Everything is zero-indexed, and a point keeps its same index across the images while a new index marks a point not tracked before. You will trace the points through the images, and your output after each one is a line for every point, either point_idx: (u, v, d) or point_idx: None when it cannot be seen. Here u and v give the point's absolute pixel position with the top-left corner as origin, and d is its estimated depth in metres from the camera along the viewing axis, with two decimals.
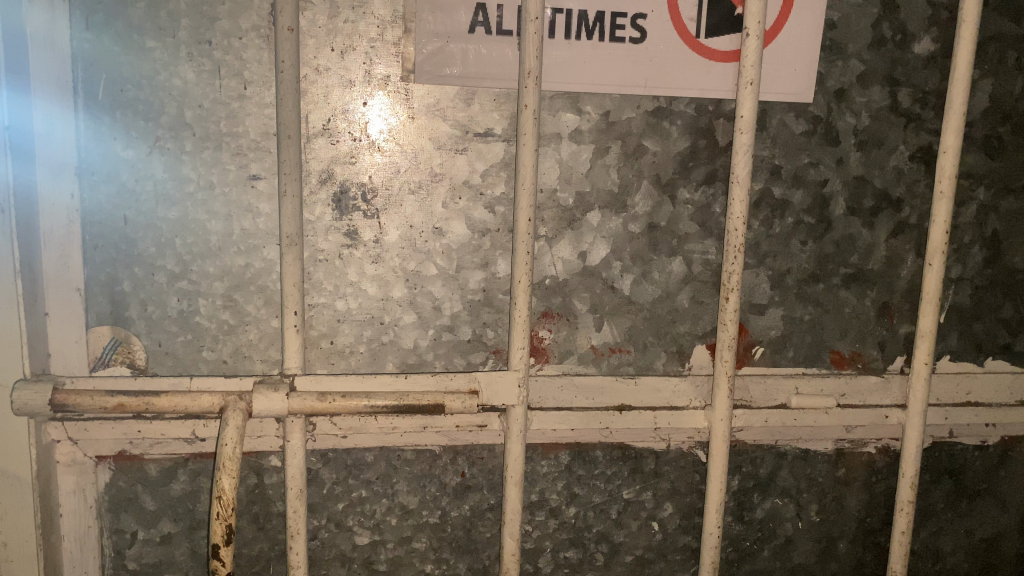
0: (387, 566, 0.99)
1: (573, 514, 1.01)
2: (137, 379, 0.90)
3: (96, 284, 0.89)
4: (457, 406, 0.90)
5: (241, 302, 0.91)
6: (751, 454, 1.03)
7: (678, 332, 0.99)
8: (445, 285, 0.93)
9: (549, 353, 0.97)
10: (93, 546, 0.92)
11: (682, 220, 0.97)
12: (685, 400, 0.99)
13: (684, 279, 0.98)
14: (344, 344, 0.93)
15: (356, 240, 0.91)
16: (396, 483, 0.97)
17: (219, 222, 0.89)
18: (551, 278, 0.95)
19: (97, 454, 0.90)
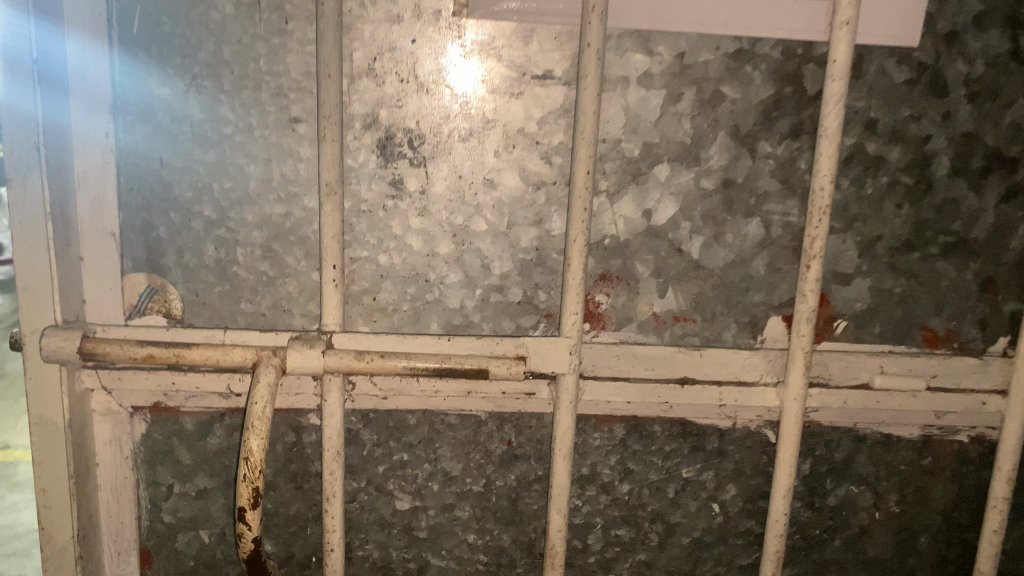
0: (427, 533, 0.95)
1: (626, 491, 0.95)
2: (172, 329, 0.86)
3: (133, 229, 0.85)
4: (502, 373, 0.84)
5: (281, 253, 0.86)
6: (825, 437, 0.94)
7: (751, 302, 0.90)
8: (495, 242, 0.86)
9: (606, 319, 0.89)
10: (129, 496, 0.91)
11: (761, 177, 0.87)
12: (755, 375, 0.90)
13: (760, 243, 0.89)
14: (387, 301, 0.87)
15: (401, 190, 0.85)
16: (438, 449, 0.92)
17: (258, 166, 0.84)
18: (612, 238, 0.87)
19: (132, 405, 0.88)
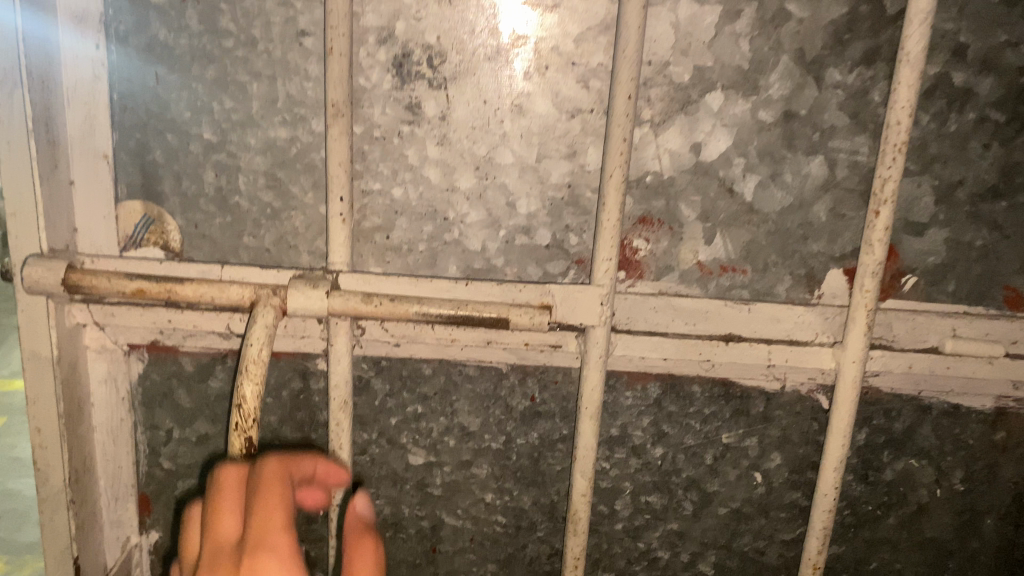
0: (442, 490, 0.88)
1: (659, 455, 0.87)
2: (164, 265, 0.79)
3: (127, 153, 0.78)
4: (524, 323, 0.75)
5: (286, 183, 0.78)
6: (885, 405, 0.84)
7: (809, 253, 0.80)
8: (522, 177, 0.77)
9: (644, 267, 0.80)
10: (126, 440, 0.86)
11: (828, 110, 0.76)
12: (809, 334, 0.81)
13: (823, 186, 0.78)
14: (401, 240, 0.79)
15: (418, 115, 0.76)
16: (455, 401, 0.85)
17: (261, 85, 0.75)
18: (654, 175, 0.78)
19: (129, 342, 0.82)
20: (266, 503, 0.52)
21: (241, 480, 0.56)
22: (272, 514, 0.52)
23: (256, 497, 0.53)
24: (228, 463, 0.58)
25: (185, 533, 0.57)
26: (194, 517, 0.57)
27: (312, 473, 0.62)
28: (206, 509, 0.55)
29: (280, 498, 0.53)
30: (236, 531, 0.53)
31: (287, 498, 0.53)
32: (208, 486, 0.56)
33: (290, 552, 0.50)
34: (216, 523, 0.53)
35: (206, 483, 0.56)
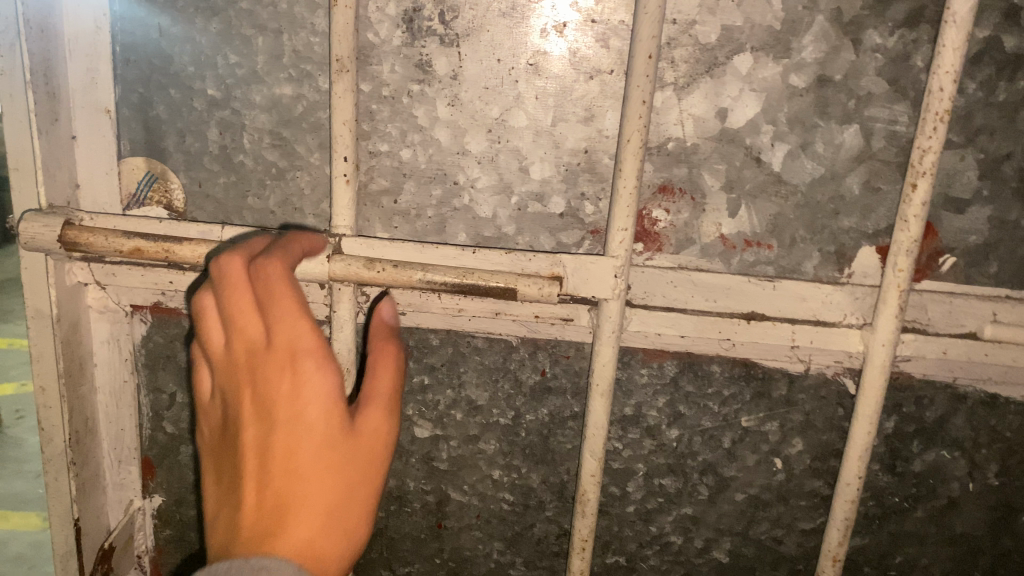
0: (448, 464, 0.85)
1: (674, 437, 0.83)
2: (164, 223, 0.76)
3: (130, 107, 0.75)
4: (533, 294, 0.72)
5: (292, 142, 0.75)
6: (916, 393, 0.80)
7: (840, 228, 0.75)
8: (536, 141, 0.74)
9: (663, 239, 0.76)
10: (129, 402, 0.85)
11: (866, 75, 0.71)
12: (837, 315, 0.76)
13: (857, 157, 0.73)
14: (409, 205, 0.76)
15: (429, 74, 0.73)
16: (463, 373, 0.82)
17: (266, 39, 0.72)
18: (676, 142, 0.73)
19: (131, 304, 0.81)
20: (288, 316, 0.60)
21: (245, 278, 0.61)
22: (296, 329, 0.60)
23: (277, 311, 0.61)
24: (231, 258, 0.62)
25: (204, 321, 0.64)
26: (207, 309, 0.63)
27: (301, 252, 0.68)
28: (229, 311, 0.62)
29: (300, 312, 0.61)
30: (262, 334, 0.61)
31: (306, 310, 0.61)
32: (222, 287, 0.62)
33: (325, 359, 0.60)
34: (243, 323, 0.61)
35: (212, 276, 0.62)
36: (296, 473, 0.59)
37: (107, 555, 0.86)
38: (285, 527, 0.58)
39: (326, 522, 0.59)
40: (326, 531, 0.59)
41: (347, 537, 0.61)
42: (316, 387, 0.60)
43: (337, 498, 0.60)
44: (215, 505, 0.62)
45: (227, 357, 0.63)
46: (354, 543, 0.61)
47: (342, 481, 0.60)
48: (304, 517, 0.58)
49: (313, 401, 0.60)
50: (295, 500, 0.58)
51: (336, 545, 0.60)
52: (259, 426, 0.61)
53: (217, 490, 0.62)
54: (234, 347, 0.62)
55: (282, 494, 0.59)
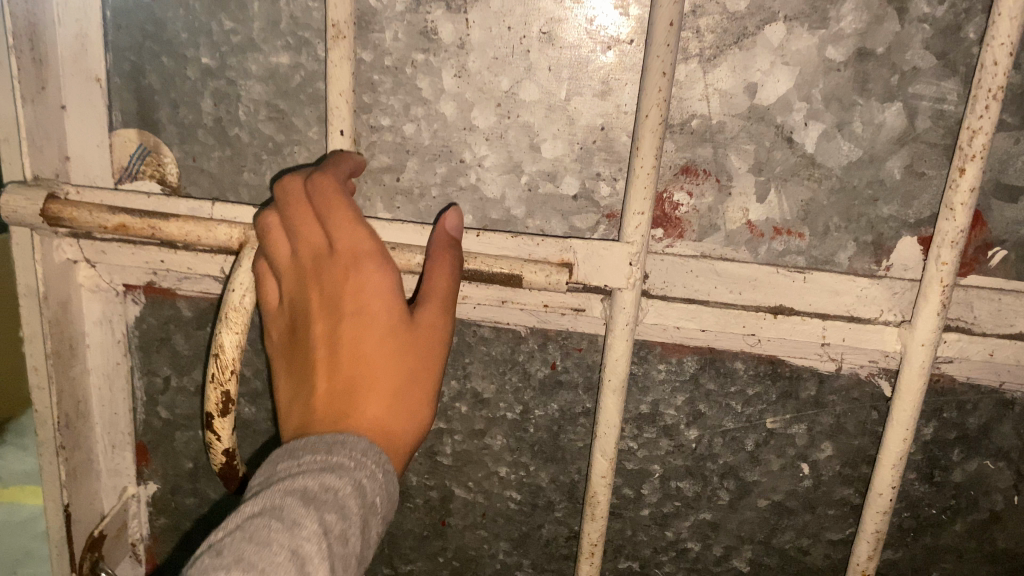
0: (452, 460, 0.81)
1: (693, 438, 0.77)
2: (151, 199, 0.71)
3: (122, 75, 0.72)
4: (539, 281, 0.67)
5: (289, 114, 0.70)
6: (958, 397, 0.73)
7: (878, 216, 0.69)
8: (548, 116, 0.69)
9: (684, 225, 0.71)
10: (123, 385, 0.81)
11: (911, 48, 0.64)
12: (873, 310, 0.70)
13: (899, 139, 0.67)
14: (412, 183, 0.72)
15: (434, 43, 0.68)
16: (469, 364, 0.77)
17: (262, 4, 0.68)
18: (700, 120, 0.68)
19: (125, 283, 0.77)
20: (348, 225, 0.62)
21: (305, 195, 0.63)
22: (357, 236, 0.62)
23: (337, 219, 0.62)
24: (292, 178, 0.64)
25: (268, 238, 0.65)
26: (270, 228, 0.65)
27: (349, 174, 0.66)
28: (292, 224, 0.64)
29: (358, 221, 0.62)
30: (326, 242, 0.63)
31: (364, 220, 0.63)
32: (286, 203, 0.64)
33: (386, 259, 0.62)
34: (309, 232, 0.64)
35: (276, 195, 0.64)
36: (363, 360, 0.61)
37: (97, 543, 0.82)
38: (356, 407, 0.59)
39: (392, 406, 0.61)
40: (394, 413, 0.61)
41: (415, 420, 0.62)
42: (378, 286, 0.62)
43: (401, 384, 0.61)
44: (286, 400, 0.64)
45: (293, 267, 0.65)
46: (418, 427, 0.63)
47: (408, 369, 0.62)
48: (374, 399, 0.60)
49: (377, 298, 0.62)
50: (364, 385, 0.60)
51: (401, 426, 0.61)
52: (327, 325, 0.63)
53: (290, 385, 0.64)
54: (299, 255, 0.64)
55: (351, 380, 0.61)
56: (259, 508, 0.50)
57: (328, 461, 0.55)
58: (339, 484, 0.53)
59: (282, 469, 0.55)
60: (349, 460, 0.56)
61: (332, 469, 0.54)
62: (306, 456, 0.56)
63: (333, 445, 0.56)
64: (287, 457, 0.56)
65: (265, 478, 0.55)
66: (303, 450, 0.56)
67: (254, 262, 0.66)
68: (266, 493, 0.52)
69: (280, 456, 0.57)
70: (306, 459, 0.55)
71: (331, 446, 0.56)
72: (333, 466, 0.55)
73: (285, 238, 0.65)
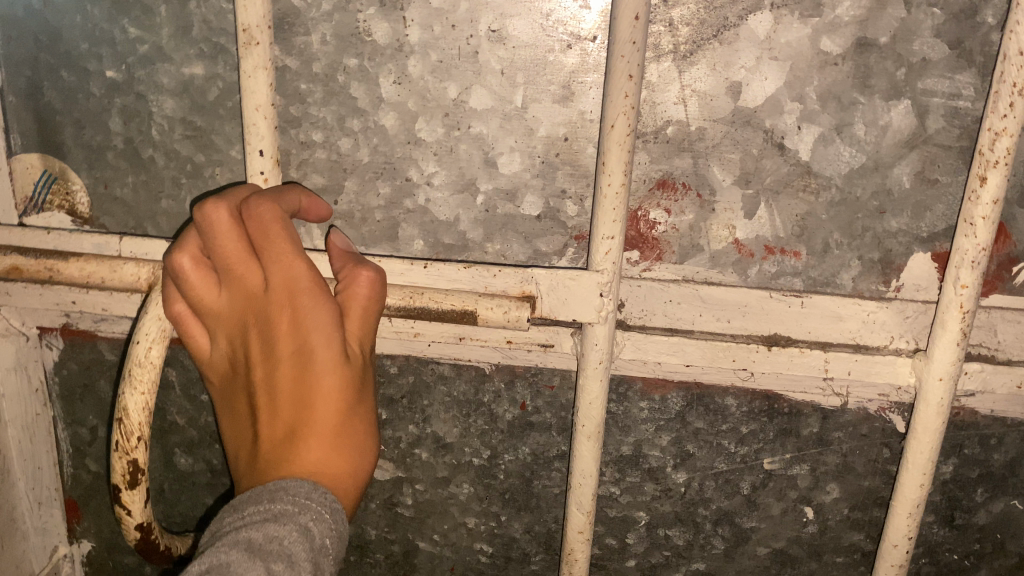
0: (414, 511, 0.72)
1: (682, 482, 0.69)
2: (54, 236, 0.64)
3: (18, 93, 0.63)
4: (496, 318, 0.58)
5: (210, 132, 0.62)
6: (981, 431, 0.65)
7: (886, 231, 0.60)
8: (504, 126, 0.60)
9: (663, 246, 0.62)
10: (45, 437, 0.73)
11: (919, 36, 0.55)
12: (881, 337, 0.62)
13: (907, 141, 0.58)
14: (352, 206, 0.63)
15: (368, 45, 0.59)
16: (427, 407, 0.68)
17: (170, 7, 0.59)
18: (677, 126, 0.59)
19: (39, 325, 0.69)
20: (282, 256, 0.52)
21: (232, 222, 0.52)
22: (292, 266, 0.52)
23: (271, 251, 0.52)
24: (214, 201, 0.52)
25: (184, 280, 0.54)
26: (185, 273, 0.54)
27: (298, 208, 0.56)
28: (218, 258, 0.53)
29: (295, 248, 0.52)
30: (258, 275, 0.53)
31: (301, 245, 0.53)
32: (207, 236, 0.53)
33: (324, 289, 0.53)
34: (239, 265, 0.53)
35: (195, 221, 0.52)
36: (302, 401, 0.53)
37: None
38: (298, 451, 0.53)
39: (338, 446, 0.53)
40: (342, 455, 0.53)
41: (366, 457, 0.55)
42: (315, 320, 0.52)
43: (346, 421, 0.54)
44: (231, 438, 0.58)
45: (222, 303, 0.55)
46: (370, 460, 0.56)
47: (354, 404, 0.54)
48: (316, 441, 0.53)
49: (318, 335, 0.52)
50: (305, 427, 0.53)
51: (351, 464, 0.54)
52: (263, 365, 0.54)
53: (233, 423, 0.57)
54: (229, 289, 0.54)
55: (293, 425, 0.53)
56: (200, 567, 0.45)
57: (269, 510, 0.49)
58: (284, 532, 0.47)
59: (227, 522, 0.49)
60: (293, 506, 0.49)
61: (275, 518, 0.48)
62: (249, 509, 0.50)
63: (275, 492, 0.50)
64: (233, 511, 0.51)
65: (209, 538, 0.49)
66: (247, 502, 0.50)
67: (172, 302, 0.56)
68: (209, 550, 0.46)
69: (225, 513, 0.51)
70: (249, 513, 0.49)
71: (273, 496, 0.50)
72: (277, 514, 0.49)
73: (206, 271, 0.55)
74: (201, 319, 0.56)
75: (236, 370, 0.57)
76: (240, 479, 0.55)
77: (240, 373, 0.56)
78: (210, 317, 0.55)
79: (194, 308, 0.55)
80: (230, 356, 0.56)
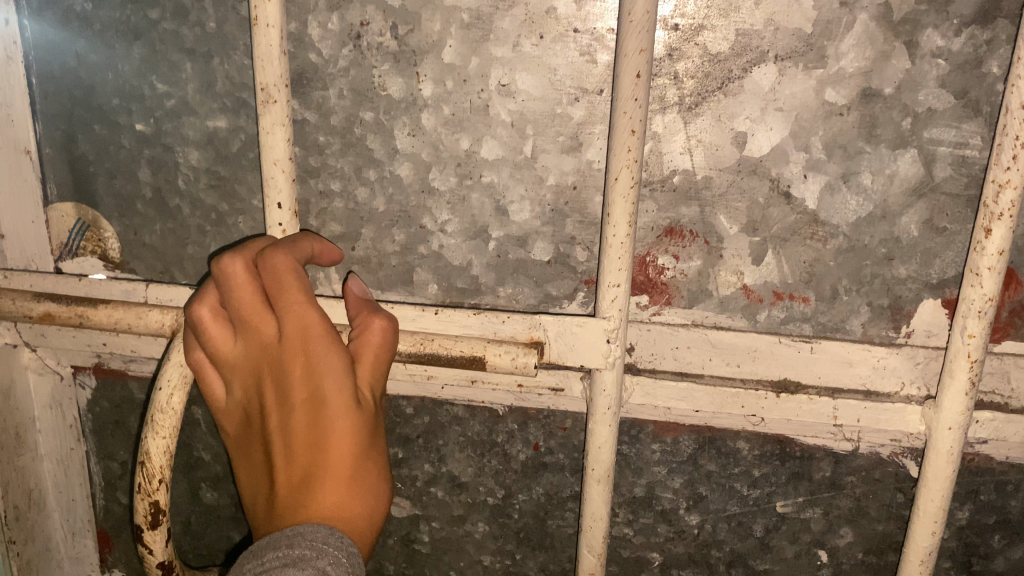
0: (430, 548, 0.74)
1: (695, 524, 0.69)
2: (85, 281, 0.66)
3: (54, 146, 0.66)
4: (504, 364, 0.59)
5: (233, 182, 0.64)
6: (997, 477, 0.64)
7: (895, 278, 0.60)
8: (515, 175, 0.61)
9: (672, 291, 0.63)
10: (78, 471, 0.76)
11: (924, 87, 0.56)
12: (892, 383, 0.62)
13: (914, 190, 0.58)
14: (368, 252, 0.65)
15: (383, 99, 0.61)
16: (443, 446, 0.70)
17: (195, 65, 0.61)
18: (683, 175, 0.60)
19: (73, 364, 0.72)
20: (295, 306, 0.54)
21: (247, 275, 0.55)
22: (305, 316, 0.54)
23: (285, 302, 0.54)
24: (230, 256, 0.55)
25: (203, 331, 0.57)
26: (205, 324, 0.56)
27: (310, 254, 0.58)
28: (235, 310, 0.56)
29: (307, 299, 0.54)
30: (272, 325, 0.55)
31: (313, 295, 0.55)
32: (224, 289, 0.55)
33: (336, 338, 0.55)
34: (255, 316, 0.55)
35: (213, 275, 0.55)
36: (317, 446, 0.55)
37: None
38: (314, 494, 0.54)
39: (351, 488, 0.55)
40: (356, 498, 0.55)
41: (379, 498, 0.57)
42: (327, 368, 0.54)
43: (359, 464, 0.55)
44: (249, 482, 0.60)
45: (240, 352, 0.57)
46: (384, 502, 0.57)
47: (365, 447, 0.56)
48: (331, 485, 0.54)
49: (330, 381, 0.54)
50: (320, 471, 0.55)
51: (365, 506, 0.56)
52: (281, 410, 0.56)
53: (253, 468, 0.59)
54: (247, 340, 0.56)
55: (309, 470, 0.55)
56: None
57: (288, 556, 0.50)
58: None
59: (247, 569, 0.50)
60: (311, 551, 0.50)
61: (293, 563, 0.49)
62: (268, 556, 0.51)
63: (292, 539, 0.51)
64: (252, 557, 0.52)
65: None
66: (266, 548, 0.52)
67: (193, 351, 0.58)
68: None
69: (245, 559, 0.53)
70: (267, 559, 0.50)
71: (291, 541, 0.51)
72: (295, 559, 0.50)
73: (224, 322, 0.57)
74: (220, 368, 0.58)
75: (253, 415, 0.59)
76: (260, 524, 0.57)
77: (259, 419, 0.58)
78: (229, 366, 0.58)
79: (214, 358, 0.58)
80: (249, 402, 0.59)
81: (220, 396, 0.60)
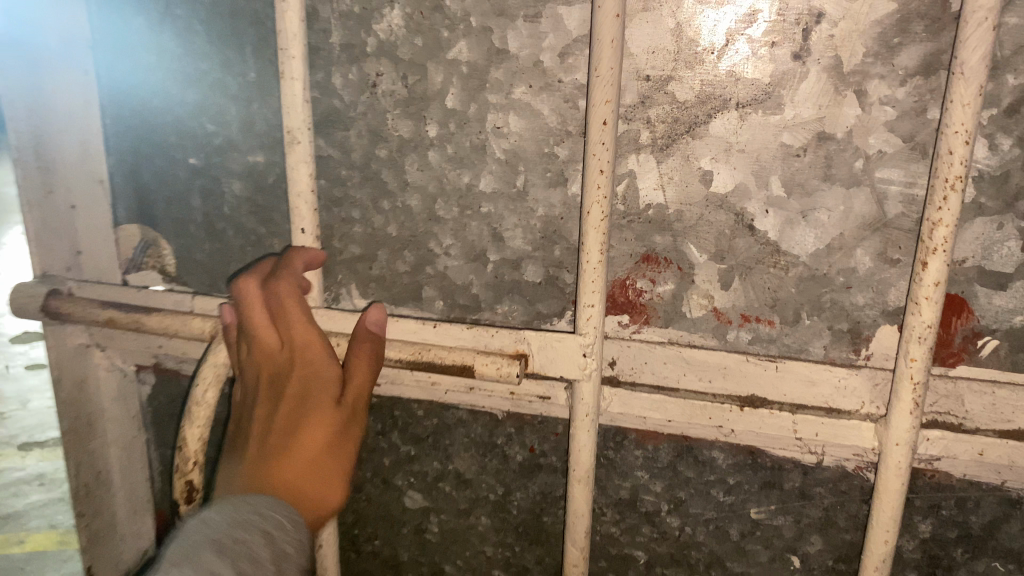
0: (440, 538, 0.82)
1: (676, 526, 0.75)
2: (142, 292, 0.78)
3: (123, 176, 0.77)
4: (490, 373, 0.67)
5: (268, 209, 0.74)
6: (957, 493, 0.68)
7: (853, 305, 0.65)
8: (509, 207, 0.69)
9: (649, 311, 0.70)
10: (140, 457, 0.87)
11: (875, 133, 0.61)
12: (853, 402, 0.67)
13: (869, 225, 0.63)
14: (384, 271, 0.74)
15: (395, 138, 0.70)
16: (449, 446, 0.78)
17: (237, 108, 0.71)
18: (657, 208, 0.67)
19: (136, 363, 0.83)
20: (297, 321, 0.66)
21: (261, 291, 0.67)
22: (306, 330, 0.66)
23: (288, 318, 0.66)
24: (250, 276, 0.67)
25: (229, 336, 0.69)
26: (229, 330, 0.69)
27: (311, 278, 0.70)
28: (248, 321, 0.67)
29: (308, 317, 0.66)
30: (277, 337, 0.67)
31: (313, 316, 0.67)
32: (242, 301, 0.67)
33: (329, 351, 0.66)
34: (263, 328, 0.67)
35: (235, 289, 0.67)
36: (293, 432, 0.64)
37: None
38: (277, 469, 0.62)
39: (311, 473, 0.63)
40: (312, 483, 0.63)
41: (333, 491, 0.64)
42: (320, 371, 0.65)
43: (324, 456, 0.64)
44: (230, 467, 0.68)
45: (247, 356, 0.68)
46: (338, 497, 0.65)
47: (333, 444, 0.65)
48: (294, 465, 0.63)
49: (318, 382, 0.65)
50: (289, 452, 0.63)
51: (319, 492, 0.63)
52: (271, 405, 0.66)
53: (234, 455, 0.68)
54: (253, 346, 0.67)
55: (277, 451, 0.64)
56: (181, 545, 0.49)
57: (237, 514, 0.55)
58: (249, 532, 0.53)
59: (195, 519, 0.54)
60: (258, 516, 0.55)
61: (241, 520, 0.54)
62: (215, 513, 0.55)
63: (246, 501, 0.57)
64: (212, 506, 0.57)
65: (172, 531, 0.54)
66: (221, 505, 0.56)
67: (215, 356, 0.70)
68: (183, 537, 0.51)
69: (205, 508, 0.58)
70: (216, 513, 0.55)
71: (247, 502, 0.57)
72: (242, 517, 0.54)
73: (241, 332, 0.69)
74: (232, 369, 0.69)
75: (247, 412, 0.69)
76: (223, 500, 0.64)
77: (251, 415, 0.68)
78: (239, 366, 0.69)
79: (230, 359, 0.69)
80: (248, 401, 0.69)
81: (238, 399, 0.72)
